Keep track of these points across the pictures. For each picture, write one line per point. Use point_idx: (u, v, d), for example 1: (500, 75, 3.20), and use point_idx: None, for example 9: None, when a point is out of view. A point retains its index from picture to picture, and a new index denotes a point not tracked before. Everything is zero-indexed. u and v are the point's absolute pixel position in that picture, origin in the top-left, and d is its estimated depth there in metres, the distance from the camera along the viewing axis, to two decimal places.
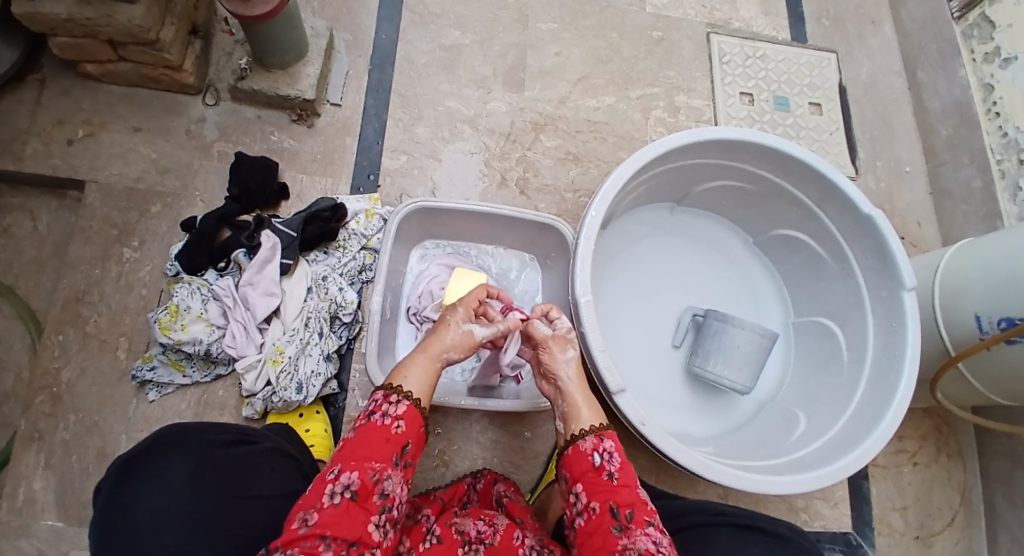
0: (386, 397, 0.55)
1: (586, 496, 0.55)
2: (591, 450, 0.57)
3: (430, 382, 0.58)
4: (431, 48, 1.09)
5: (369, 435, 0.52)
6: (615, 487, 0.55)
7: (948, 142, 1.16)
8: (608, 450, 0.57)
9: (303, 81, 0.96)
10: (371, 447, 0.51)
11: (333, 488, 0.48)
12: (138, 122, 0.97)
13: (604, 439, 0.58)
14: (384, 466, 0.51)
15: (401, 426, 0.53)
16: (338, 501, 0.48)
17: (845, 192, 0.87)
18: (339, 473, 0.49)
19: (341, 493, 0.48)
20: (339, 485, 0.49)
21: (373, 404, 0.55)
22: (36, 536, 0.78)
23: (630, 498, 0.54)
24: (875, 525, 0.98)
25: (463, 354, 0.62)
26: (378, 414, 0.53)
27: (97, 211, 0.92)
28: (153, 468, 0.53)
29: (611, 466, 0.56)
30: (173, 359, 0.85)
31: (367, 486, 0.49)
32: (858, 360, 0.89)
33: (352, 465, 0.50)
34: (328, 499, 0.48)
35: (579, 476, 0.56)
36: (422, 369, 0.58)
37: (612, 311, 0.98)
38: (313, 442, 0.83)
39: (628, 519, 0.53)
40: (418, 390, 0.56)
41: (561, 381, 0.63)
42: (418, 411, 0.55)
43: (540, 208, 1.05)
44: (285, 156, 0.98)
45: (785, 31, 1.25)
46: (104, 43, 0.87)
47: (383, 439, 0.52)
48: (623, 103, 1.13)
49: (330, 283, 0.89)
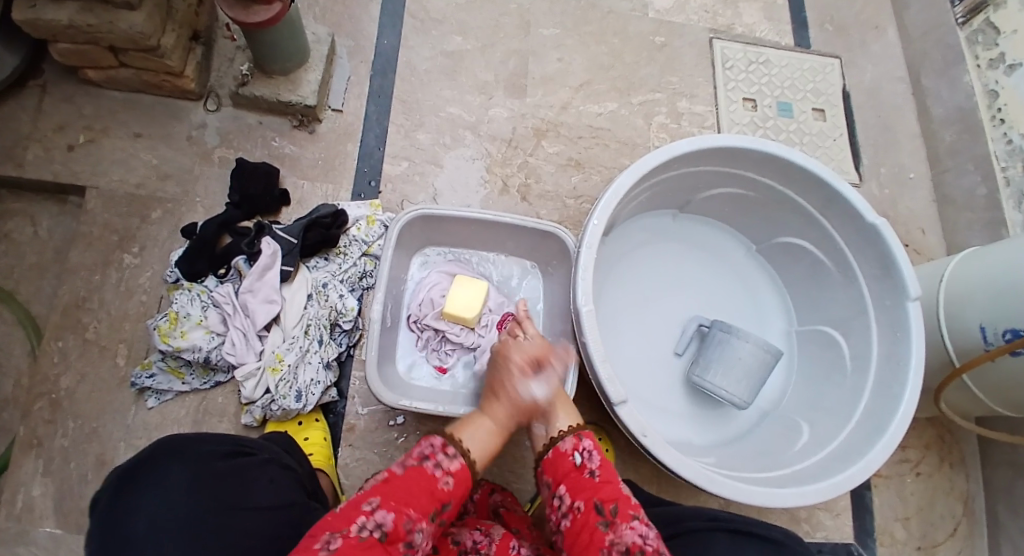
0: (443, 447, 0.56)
1: (570, 496, 0.55)
2: (572, 450, 0.58)
3: (489, 442, 0.63)
4: (433, 54, 1.09)
5: (415, 479, 0.52)
6: (598, 484, 0.55)
7: (951, 149, 1.15)
8: (587, 449, 0.58)
9: (304, 87, 0.96)
10: (415, 494, 0.51)
11: (365, 521, 0.48)
12: (140, 128, 0.97)
13: (583, 438, 0.60)
14: (419, 516, 0.50)
15: (448, 483, 0.54)
16: (366, 536, 0.47)
17: (849, 199, 0.86)
18: (376, 508, 0.49)
19: (371, 529, 0.47)
20: (373, 520, 0.48)
21: (428, 448, 0.56)
22: (35, 542, 0.77)
23: (614, 494, 0.54)
24: (877, 535, 0.97)
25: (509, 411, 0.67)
26: (431, 462, 0.54)
27: (98, 217, 0.92)
28: (151, 479, 0.53)
29: (592, 463, 0.57)
30: (173, 366, 0.84)
31: (398, 531, 0.48)
32: (861, 369, 0.89)
33: (392, 504, 0.50)
34: (356, 530, 0.47)
35: (562, 477, 0.57)
36: (481, 429, 0.64)
37: (612, 319, 0.98)
38: (312, 451, 0.82)
39: (613, 514, 0.52)
40: (474, 446, 0.61)
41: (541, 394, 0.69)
42: (468, 468, 0.57)
43: (542, 215, 1.04)
44: (287, 162, 0.98)
45: (789, 36, 1.25)
46: (106, 49, 0.87)
47: (429, 490, 0.52)
48: (626, 109, 1.13)
49: (330, 289, 0.89)
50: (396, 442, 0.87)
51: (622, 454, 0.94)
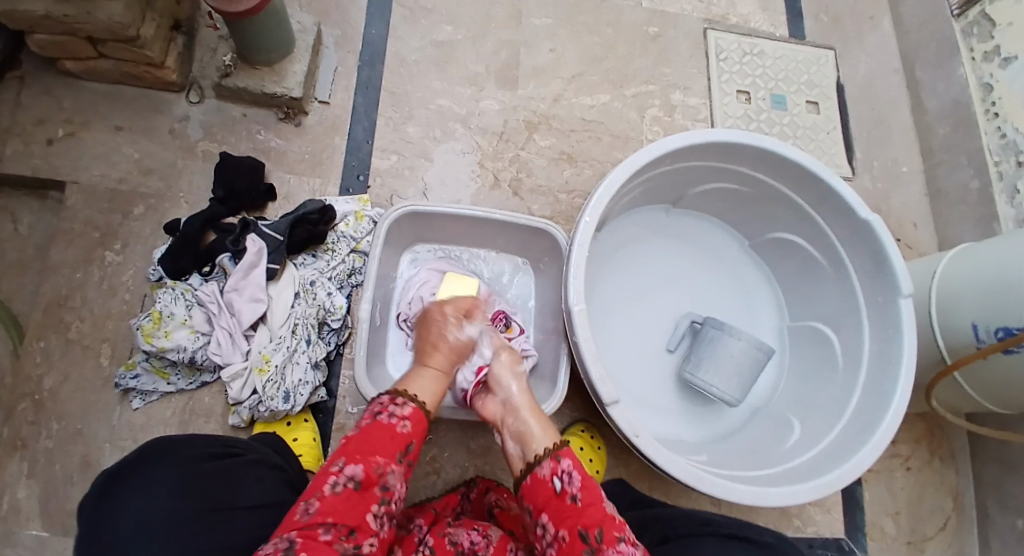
0: (393, 399, 0.55)
1: (554, 526, 0.54)
2: (551, 475, 0.56)
3: (438, 387, 0.62)
4: (423, 44, 1.07)
5: (374, 431, 0.52)
6: (581, 509, 0.53)
7: (945, 142, 1.15)
8: (566, 471, 0.55)
9: (290, 78, 0.93)
10: (377, 443, 0.51)
11: (335, 479, 0.48)
12: (120, 121, 0.94)
13: (561, 459, 0.57)
14: (387, 461, 0.51)
15: (406, 426, 0.54)
16: (341, 491, 0.48)
17: (843, 196, 0.86)
18: (342, 466, 0.49)
19: (344, 484, 0.48)
20: (343, 476, 0.48)
21: (379, 404, 0.55)
22: (21, 545, 0.76)
23: (598, 517, 0.53)
24: (867, 530, 0.98)
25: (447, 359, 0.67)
26: (385, 414, 0.53)
27: (79, 214, 0.89)
28: (133, 483, 0.52)
29: (572, 487, 0.54)
30: (158, 367, 0.83)
31: (371, 478, 0.49)
32: (853, 366, 0.89)
33: (357, 458, 0.50)
34: (330, 489, 0.48)
35: (543, 506, 0.55)
36: (428, 376, 0.62)
37: (605, 315, 0.97)
38: (300, 452, 0.81)
39: (599, 540, 0.52)
40: (424, 393, 0.60)
41: (504, 388, 0.67)
42: (423, 412, 0.56)
43: (534, 210, 1.03)
44: (273, 156, 0.96)
45: (783, 27, 1.23)
46: (84, 40, 0.84)
47: (389, 436, 0.52)
48: (619, 102, 1.11)
49: (318, 288, 0.87)
50: None
51: (614, 452, 0.93)
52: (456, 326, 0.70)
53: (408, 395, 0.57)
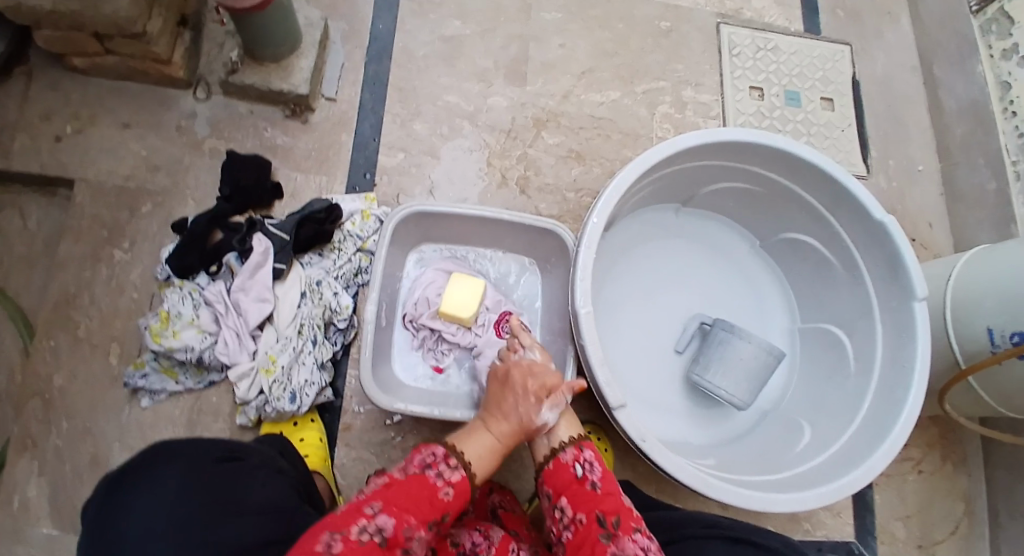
0: (446, 458, 0.53)
1: (572, 509, 0.54)
2: (572, 461, 0.59)
3: (492, 460, 0.58)
4: (430, 39, 1.06)
5: (418, 488, 0.49)
6: (600, 495, 0.55)
7: (962, 140, 1.12)
8: (588, 461, 0.59)
9: (297, 75, 0.93)
10: (417, 502, 0.48)
11: (365, 525, 0.45)
12: (128, 118, 0.94)
13: (584, 450, 0.60)
14: (419, 525, 0.48)
15: (450, 494, 0.51)
16: (366, 540, 0.44)
17: (858, 197, 0.84)
18: (377, 512, 0.46)
19: (372, 534, 0.44)
20: (373, 525, 0.45)
21: (433, 459, 0.52)
22: (32, 541, 0.77)
23: (615, 506, 0.54)
24: (877, 534, 0.97)
25: (510, 433, 0.60)
26: (434, 472, 0.51)
27: (86, 211, 0.90)
28: (143, 476, 0.53)
29: (593, 475, 0.57)
30: (166, 367, 0.83)
31: (399, 537, 0.46)
32: (865, 370, 0.87)
33: (393, 510, 0.47)
34: (356, 533, 0.44)
35: (563, 489, 0.57)
36: (486, 443, 0.58)
37: (613, 316, 0.96)
38: (307, 452, 0.81)
39: (615, 527, 0.51)
40: (476, 463, 0.56)
41: (544, 418, 0.61)
42: (468, 483, 0.53)
43: (542, 208, 1.01)
44: (279, 153, 0.96)
45: (798, 22, 1.20)
46: (91, 36, 0.84)
47: (430, 500, 0.49)
48: (629, 98, 1.09)
49: (324, 287, 0.87)
50: (393, 441, 0.86)
51: (620, 453, 0.93)
52: (536, 409, 0.61)
53: (461, 460, 0.54)
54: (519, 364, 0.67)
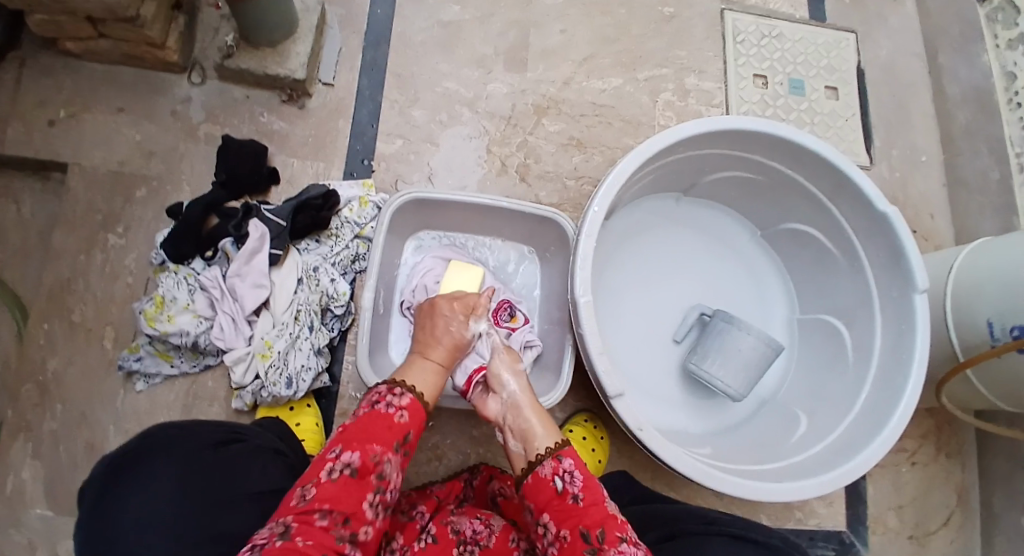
0: (390, 389, 0.54)
1: (555, 525, 0.53)
2: (552, 475, 0.55)
3: (438, 381, 0.59)
4: (430, 24, 1.04)
5: (373, 420, 0.51)
6: (583, 508, 0.52)
7: (966, 131, 1.11)
8: (568, 471, 0.55)
9: (292, 60, 0.91)
10: (375, 432, 0.50)
11: (332, 466, 0.47)
12: (122, 102, 0.93)
13: (563, 460, 0.56)
14: (385, 449, 0.50)
15: (404, 416, 0.52)
16: (337, 477, 0.47)
17: (861, 186, 0.83)
18: (340, 452, 0.48)
19: (340, 470, 0.47)
20: (340, 462, 0.47)
21: (377, 393, 0.54)
22: (27, 525, 0.77)
23: (599, 517, 0.52)
24: (870, 523, 0.97)
25: (449, 351, 0.62)
26: (381, 403, 0.52)
27: (81, 196, 0.89)
28: (139, 471, 0.49)
29: (575, 488, 0.54)
30: (161, 350, 0.82)
31: (368, 466, 0.48)
32: (864, 362, 0.87)
33: (355, 445, 0.48)
34: (326, 475, 0.47)
35: (545, 505, 0.54)
36: (427, 369, 0.59)
37: (612, 304, 0.95)
38: (304, 437, 0.81)
39: (600, 540, 0.50)
40: (423, 386, 0.57)
41: (505, 386, 0.64)
42: (422, 404, 0.55)
43: (541, 197, 1.00)
44: (276, 139, 0.94)
45: (804, 9, 1.18)
46: (83, 19, 0.82)
47: (386, 426, 0.51)
48: (631, 86, 1.08)
49: (321, 273, 0.86)
50: None
51: (617, 443, 0.93)
52: (465, 325, 0.65)
53: (406, 386, 0.55)
54: (443, 296, 0.69)
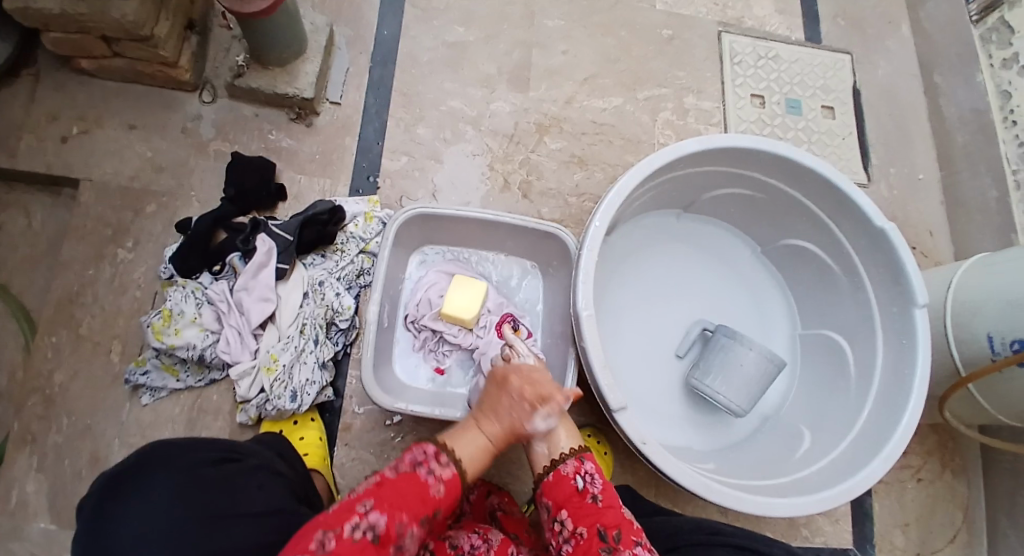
0: (437, 455, 0.52)
1: (572, 522, 0.55)
2: (573, 473, 0.58)
3: (485, 458, 0.56)
4: (435, 45, 1.07)
5: (409, 483, 0.49)
6: (600, 508, 0.55)
7: (963, 149, 1.13)
8: (589, 472, 0.58)
9: (302, 78, 0.94)
10: (408, 498, 0.48)
11: (358, 523, 0.44)
12: (134, 118, 0.95)
13: (584, 462, 0.59)
14: (412, 520, 0.47)
15: (440, 490, 0.50)
16: (359, 538, 0.43)
17: (859, 203, 0.85)
18: (369, 509, 0.45)
19: (365, 530, 0.44)
20: (366, 521, 0.44)
21: (423, 454, 0.52)
22: (27, 539, 0.77)
23: (616, 519, 0.54)
24: (876, 541, 0.96)
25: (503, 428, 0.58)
26: (424, 468, 0.50)
27: (91, 210, 0.90)
28: (136, 487, 0.50)
29: (594, 488, 0.57)
30: (167, 364, 0.83)
31: (391, 533, 0.45)
32: (866, 376, 0.88)
33: (385, 506, 0.46)
34: (349, 530, 0.43)
35: (563, 502, 0.56)
36: (477, 442, 0.56)
37: (615, 320, 0.96)
38: (306, 451, 0.81)
39: (616, 540, 0.52)
40: (467, 461, 0.54)
41: (543, 423, 0.60)
42: (460, 479, 0.52)
43: (544, 213, 1.02)
44: (284, 155, 0.96)
45: (799, 31, 1.21)
46: (98, 38, 0.85)
47: (420, 495, 0.48)
48: (632, 105, 1.10)
49: (327, 287, 0.87)
50: (392, 442, 0.86)
51: (620, 458, 0.93)
52: (531, 414, 0.59)
53: (451, 455, 0.53)
54: (517, 368, 0.64)
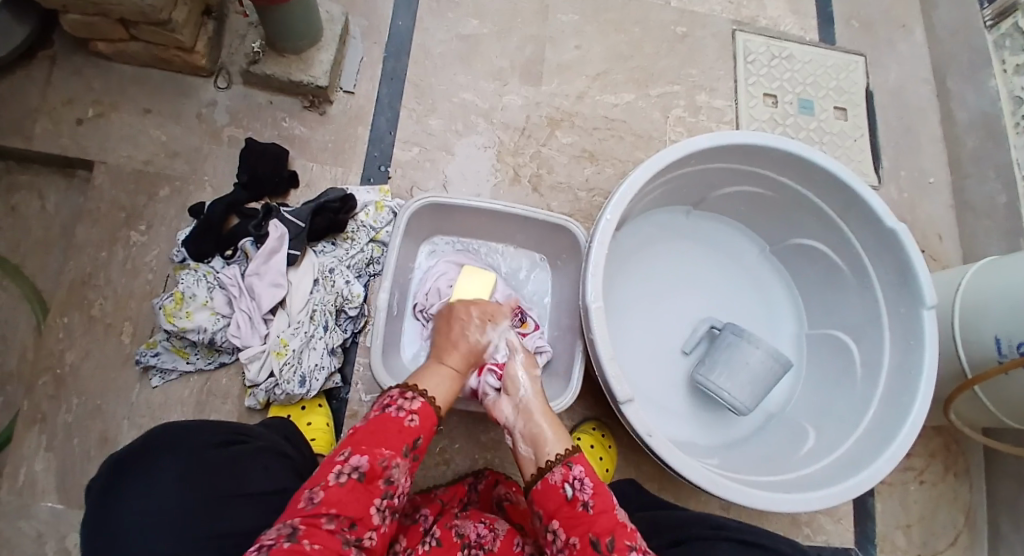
0: (402, 393, 0.54)
1: (565, 533, 0.53)
2: (562, 481, 0.55)
3: (452, 387, 0.60)
4: (448, 37, 1.07)
5: (383, 425, 0.51)
6: (593, 516, 0.52)
7: (974, 153, 1.12)
8: (578, 477, 0.54)
9: (316, 67, 0.94)
10: (383, 435, 0.50)
11: (340, 469, 0.47)
12: (148, 104, 0.96)
13: (573, 466, 0.56)
14: (394, 454, 0.50)
15: (414, 421, 0.52)
16: (345, 482, 0.47)
17: (870, 203, 0.84)
18: (348, 456, 0.48)
19: (348, 474, 0.47)
20: (348, 466, 0.48)
21: (389, 396, 0.54)
22: (36, 516, 0.78)
23: (610, 525, 0.52)
24: (877, 541, 0.96)
25: (467, 359, 0.64)
26: (392, 407, 0.52)
27: (105, 194, 0.91)
28: (138, 476, 0.50)
29: (585, 494, 0.53)
30: (178, 346, 0.84)
31: (375, 470, 0.48)
32: (872, 376, 0.88)
33: (363, 449, 0.49)
34: (334, 479, 0.47)
35: (554, 512, 0.54)
36: (443, 375, 0.60)
37: (621, 314, 0.96)
38: (314, 436, 0.82)
39: (611, 548, 0.51)
40: (436, 392, 0.57)
41: (519, 391, 0.65)
42: (433, 409, 0.55)
43: (553, 207, 1.02)
44: (296, 143, 0.97)
45: (813, 31, 1.21)
46: (117, 22, 0.85)
47: (396, 431, 0.51)
48: (643, 101, 1.10)
49: (337, 275, 0.88)
50: None
51: (624, 452, 0.93)
52: (480, 331, 0.68)
53: (419, 390, 0.55)
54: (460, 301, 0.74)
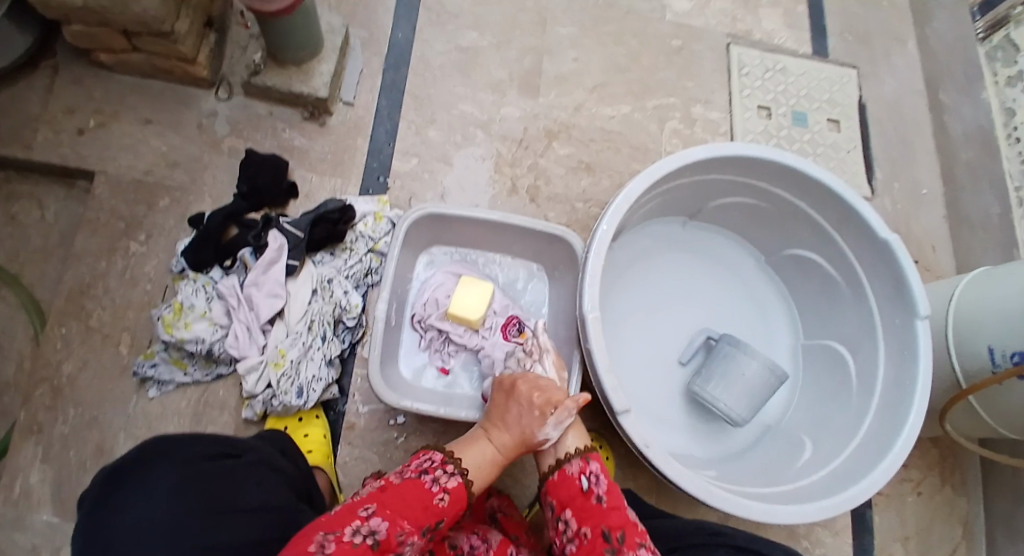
0: (443, 465, 0.55)
1: (577, 522, 0.56)
2: (579, 474, 0.59)
3: (491, 470, 0.59)
4: (447, 49, 1.08)
5: (413, 494, 0.51)
6: (605, 510, 0.55)
7: (967, 166, 1.14)
8: (594, 473, 0.58)
9: (316, 79, 0.95)
10: (410, 506, 0.50)
11: (358, 527, 0.46)
12: (149, 114, 0.96)
13: (590, 462, 0.60)
14: (411, 530, 0.49)
15: (443, 500, 0.52)
16: (358, 542, 0.45)
17: (863, 215, 0.85)
18: (370, 516, 0.47)
19: (364, 535, 0.45)
20: (367, 527, 0.46)
21: (429, 464, 0.55)
22: (31, 528, 0.77)
23: (621, 521, 0.55)
24: (875, 554, 0.96)
25: (512, 445, 0.61)
26: (429, 478, 0.53)
27: (104, 204, 0.91)
28: (135, 486, 0.50)
29: (599, 489, 0.57)
30: (175, 357, 0.84)
31: (390, 541, 0.47)
32: (867, 391, 0.88)
33: (386, 513, 0.48)
34: (349, 534, 0.45)
35: (568, 503, 0.57)
36: (485, 452, 0.60)
37: (619, 325, 0.97)
38: (311, 448, 0.82)
39: (621, 542, 0.53)
40: (474, 471, 0.57)
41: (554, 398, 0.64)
42: (464, 492, 0.54)
43: (551, 217, 1.03)
44: (296, 154, 0.98)
45: (807, 45, 1.23)
46: (118, 32, 0.86)
47: (422, 504, 0.50)
48: (639, 113, 1.11)
49: (335, 285, 0.89)
50: (395, 441, 0.86)
51: (622, 463, 0.93)
52: (540, 424, 0.62)
53: (459, 468, 0.56)
54: (525, 377, 0.67)
